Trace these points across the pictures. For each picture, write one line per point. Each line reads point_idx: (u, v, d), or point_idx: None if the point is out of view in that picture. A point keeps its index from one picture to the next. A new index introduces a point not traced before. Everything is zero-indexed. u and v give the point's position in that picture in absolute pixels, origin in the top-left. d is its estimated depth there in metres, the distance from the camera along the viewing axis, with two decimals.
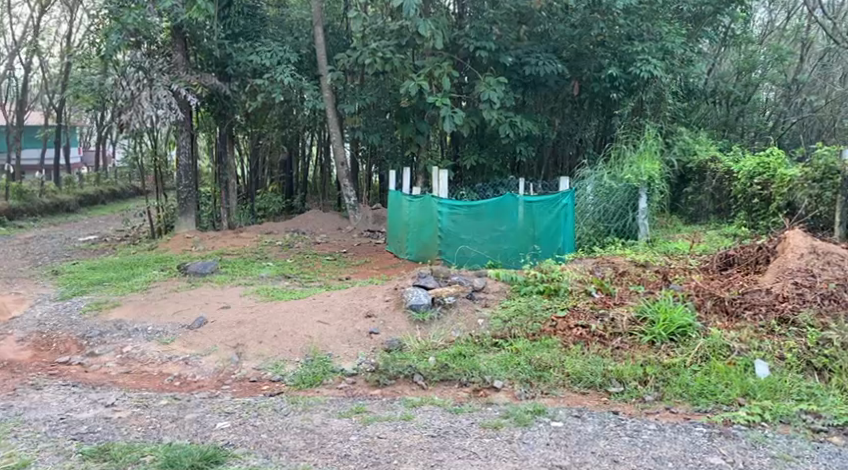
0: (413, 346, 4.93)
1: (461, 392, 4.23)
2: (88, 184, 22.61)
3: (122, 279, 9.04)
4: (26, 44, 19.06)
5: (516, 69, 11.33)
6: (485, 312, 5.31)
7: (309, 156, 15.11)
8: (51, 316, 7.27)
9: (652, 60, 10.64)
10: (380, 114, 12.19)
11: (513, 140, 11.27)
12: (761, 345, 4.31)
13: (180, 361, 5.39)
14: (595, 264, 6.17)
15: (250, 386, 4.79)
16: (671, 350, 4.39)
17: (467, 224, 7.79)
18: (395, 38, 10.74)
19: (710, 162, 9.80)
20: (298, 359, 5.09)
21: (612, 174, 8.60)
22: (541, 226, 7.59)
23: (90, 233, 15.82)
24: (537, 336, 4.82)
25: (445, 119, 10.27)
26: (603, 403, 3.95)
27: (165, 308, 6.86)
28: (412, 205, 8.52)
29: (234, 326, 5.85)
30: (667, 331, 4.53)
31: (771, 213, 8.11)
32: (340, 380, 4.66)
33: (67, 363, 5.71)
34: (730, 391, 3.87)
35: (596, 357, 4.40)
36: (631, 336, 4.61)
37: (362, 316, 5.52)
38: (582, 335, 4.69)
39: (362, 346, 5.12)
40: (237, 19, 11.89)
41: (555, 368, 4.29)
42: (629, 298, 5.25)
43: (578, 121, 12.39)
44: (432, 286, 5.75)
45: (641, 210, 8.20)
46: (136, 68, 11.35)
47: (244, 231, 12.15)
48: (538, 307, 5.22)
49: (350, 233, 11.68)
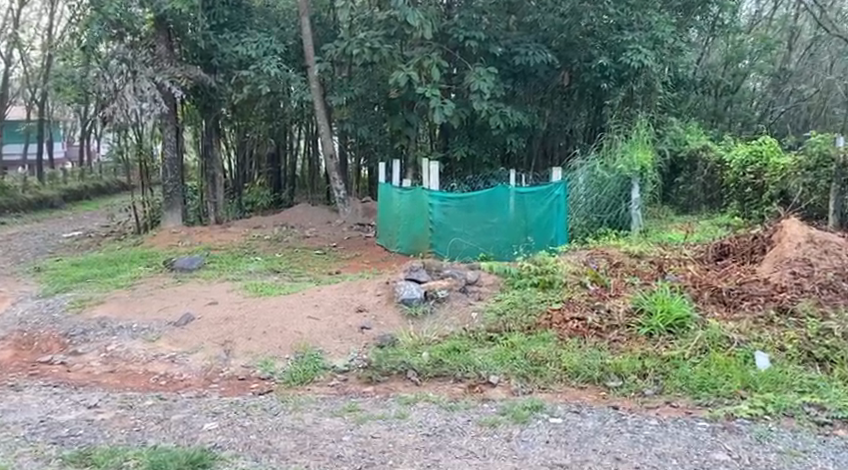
0: (406, 341, 4.80)
1: (457, 388, 4.12)
2: (73, 179, 22.38)
3: (106, 275, 8.88)
4: (7, 37, 18.80)
5: (506, 59, 11.25)
6: (479, 305, 5.21)
7: (297, 149, 14.72)
8: (33, 314, 7.11)
9: (643, 49, 10.62)
10: (368, 107, 12.07)
11: (504, 132, 11.18)
12: (762, 335, 4.23)
13: (166, 359, 5.27)
14: (589, 256, 6.09)
15: (239, 384, 4.66)
16: (669, 343, 4.30)
17: (458, 216, 7.68)
18: (383, 28, 10.60)
19: (702, 152, 9.74)
20: (288, 356, 4.95)
21: (604, 163, 8.50)
22: (533, 217, 7.51)
23: (74, 229, 15.60)
24: (533, 329, 4.72)
25: (435, 110, 10.18)
26: (602, 397, 3.84)
27: (151, 305, 6.72)
28: (403, 198, 8.41)
29: (222, 323, 5.72)
30: (665, 322, 4.45)
31: (765, 202, 8.04)
32: (331, 377, 4.54)
33: (49, 363, 5.58)
34: (731, 383, 3.76)
35: (594, 351, 4.30)
36: (628, 329, 4.51)
37: (353, 311, 5.42)
38: (579, 328, 4.59)
39: (353, 341, 4.99)
40: (222, 9, 11.62)
41: (551, 362, 4.19)
42: (625, 289, 5.16)
43: (568, 112, 12.29)
44: (425, 280, 5.63)
45: (634, 200, 8.14)
46: (119, 61, 11.20)
47: (232, 226, 11.98)
48: (533, 300, 5.13)
49: (339, 226, 11.54)
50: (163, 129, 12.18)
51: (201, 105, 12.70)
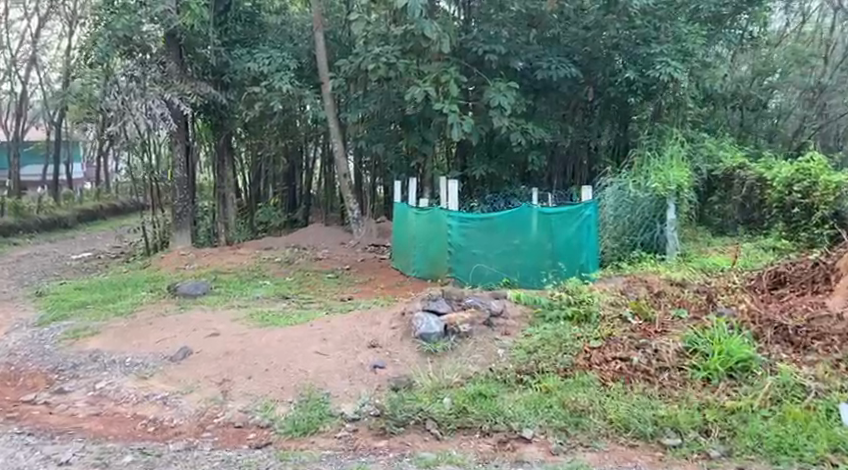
0: (424, 384, 4.21)
1: (484, 443, 3.56)
2: (89, 199, 22.22)
3: (107, 301, 8.42)
4: (25, 58, 18.74)
5: (527, 74, 10.88)
6: (506, 341, 4.63)
7: (313, 168, 14.11)
8: (25, 345, 6.66)
9: (672, 62, 9.98)
10: (384, 125, 11.43)
11: (525, 148, 10.66)
12: (845, 384, 3.62)
13: (158, 401, 4.74)
14: (627, 284, 5.52)
15: (235, 433, 4.10)
16: (733, 391, 3.69)
17: (478, 238, 7.09)
18: (400, 43, 10.12)
19: (739, 170, 9.09)
20: (290, 399, 4.40)
21: (637, 182, 7.93)
22: (562, 240, 6.93)
23: (84, 250, 15.27)
24: (569, 371, 4.15)
25: (454, 127, 9.63)
26: (659, 460, 3.23)
27: (148, 335, 6.22)
28: (420, 219, 7.86)
29: (221, 358, 5.20)
30: (724, 366, 3.85)
31: (814, 225, 7.41)
32: (340, 427, 3.97)
33: (31, 403, 5.08)
34: (816, 445, 3.15)
35: (644, 399, 3.72)
36: (681, 371, 3.93)
37: (365, 346, 4.88)
38: (623, 371, 4.01)
39: (364, 383, 4.42)
40: (234, 26, 11.53)
41: (594, 413, 3.63)
42: (672, 324, 4.58)
43: (591, 129, 11.55)
44: (446, 311, 5.04)
45: (669, 222, 7.49)
46: (128, 78, 10.79)
47: (241, 247, 11.50)
48: (568, 336, 4.54)
49: (353, 247, 11.04)
50: (172, 147, 11.76)
51: (213, 123, 12.30)
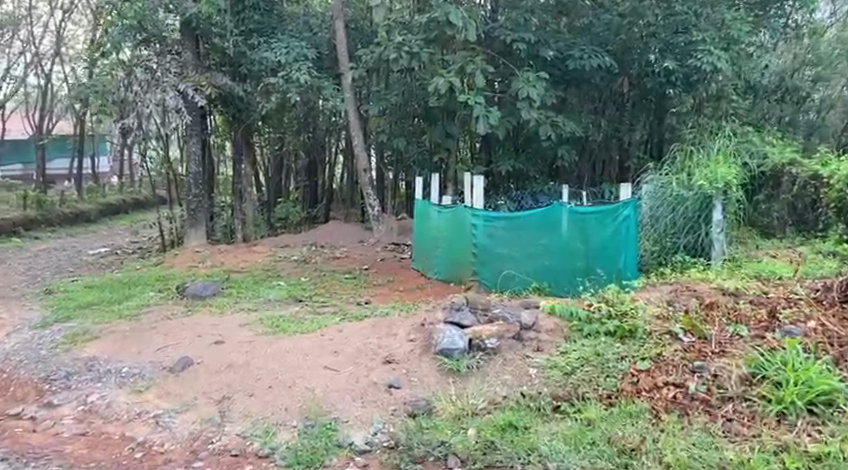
0: (447, 410, 3.70)
1: None
2: (112, 193, 22.04)
3: (115, 302, 7.98)
4: (49, 50, 18.54)
5: (557, 64, 10.22)
6: (539, 359, 4.05)
7: (334, 162, 13.63)
8: (23, 349, 6.23)
9: (714, 50, 9.28)
10: (406, 119, 10.89)
11: (554, 143, 10.06)
12: None
13: (150, 420, 4.26)
14: (674, 294, 4.91)
15: (229, 463, 3.60)
16: (816, 432, 3.14)
17: (507, 239, 6.53)
18: (423, 32, 9.41)
19: (790, 166, 8.36)
20: (295, 423, 3.89)
21: (679, 180, 7.26)
22: (598, 241, 6.32)
23: (102, 245, 14.93)
24: (614, 398, 3.59)
25: (479, 119, 9.06)
26: None
27: (151, 342, 5.74)
28: (442, 216, 7.32)
29: (222, 372, 4.70)
30: (803, 399, 3.30)
31: None
32: (346, 461, 3.44)
33: (16, 417, 4.63)
34: None
35: (706, 437, 3.17)
36: (748, 403, 3.39)
37: (380, 362, 4.34)
38: (678, 401, 3.47)
39: (379, 406, 3.89)
40: (251, 14, 10.80)
41: (647, 454, 3.09)
42: (732, 343, 3.99)
43: (624, 122, 10.90)
44: (470, 323, 4.47)
45: (716, 223, 6.85)
46: (143, 69, 10.41)
47: (257, 244, 11.06)
48: (610, 356, 3.95)
49: (373, 246, 10.50)
50: (187, 141, 11.14)
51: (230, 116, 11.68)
